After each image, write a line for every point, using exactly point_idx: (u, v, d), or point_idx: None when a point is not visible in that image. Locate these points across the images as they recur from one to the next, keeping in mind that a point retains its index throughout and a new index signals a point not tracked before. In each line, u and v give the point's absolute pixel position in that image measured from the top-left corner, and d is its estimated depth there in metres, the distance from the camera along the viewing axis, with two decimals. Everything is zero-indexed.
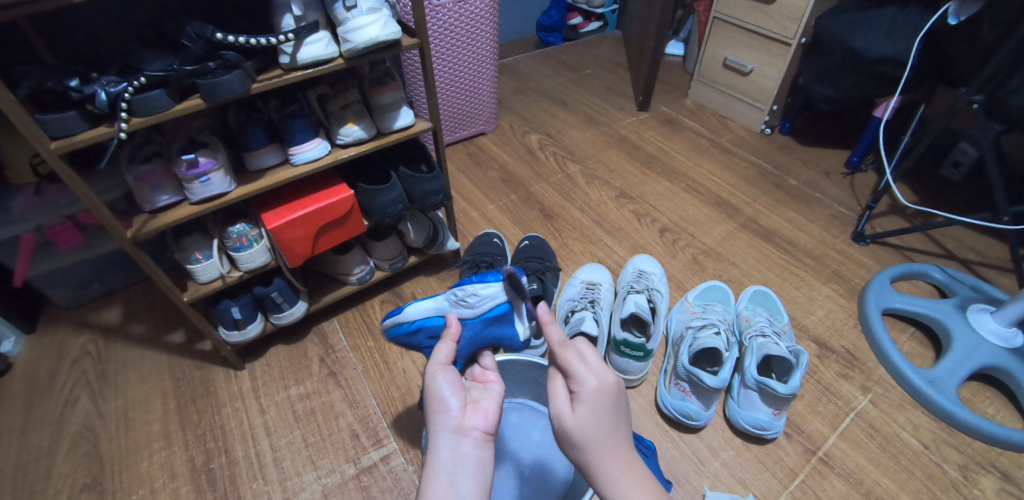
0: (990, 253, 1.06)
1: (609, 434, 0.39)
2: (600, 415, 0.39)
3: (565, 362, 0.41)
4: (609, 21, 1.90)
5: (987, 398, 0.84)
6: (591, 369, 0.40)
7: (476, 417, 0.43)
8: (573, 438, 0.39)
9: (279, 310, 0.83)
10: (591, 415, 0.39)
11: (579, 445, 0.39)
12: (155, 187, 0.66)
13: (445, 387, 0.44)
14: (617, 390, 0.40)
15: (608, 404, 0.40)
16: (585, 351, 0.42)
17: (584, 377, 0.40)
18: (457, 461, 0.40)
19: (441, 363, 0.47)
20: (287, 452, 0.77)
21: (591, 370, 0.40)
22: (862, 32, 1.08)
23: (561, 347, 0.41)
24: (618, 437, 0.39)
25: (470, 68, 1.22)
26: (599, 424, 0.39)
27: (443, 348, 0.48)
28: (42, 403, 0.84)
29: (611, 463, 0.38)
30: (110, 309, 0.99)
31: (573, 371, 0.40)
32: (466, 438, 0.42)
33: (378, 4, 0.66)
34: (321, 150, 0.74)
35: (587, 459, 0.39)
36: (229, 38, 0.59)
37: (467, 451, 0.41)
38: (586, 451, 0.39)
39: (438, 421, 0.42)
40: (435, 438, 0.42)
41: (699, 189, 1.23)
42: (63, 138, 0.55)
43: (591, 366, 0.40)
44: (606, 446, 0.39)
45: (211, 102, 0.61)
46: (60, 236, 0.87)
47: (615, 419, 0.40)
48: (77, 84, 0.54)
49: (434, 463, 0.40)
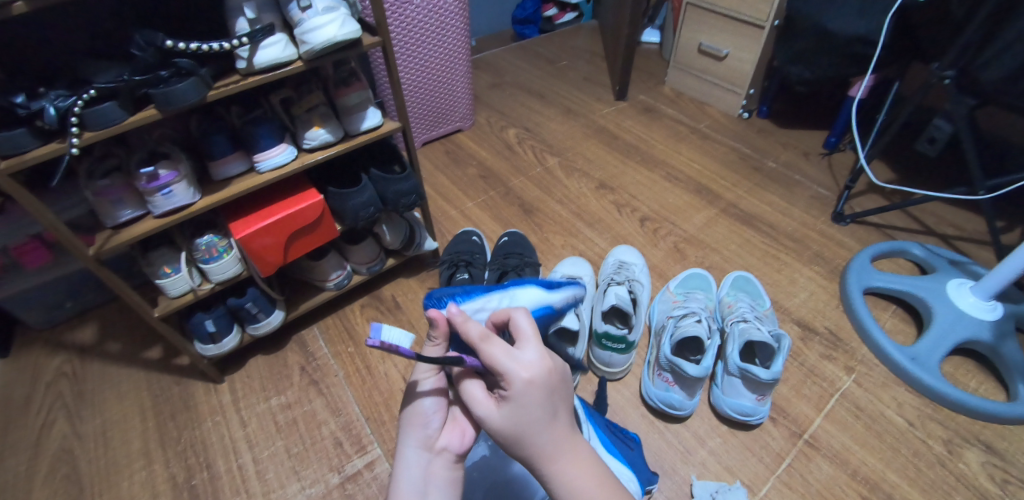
0: (968, 227, 1.06)
1: (543, 419, 0.39)
2: (531, 408, 0.39)
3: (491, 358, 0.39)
4: (584, 11, 1.89)
5: (969, 372, 0.84)
6: (519, 360, 0.39)
7: (451, 439, 0.49)
8: (507, 435, 0.39)
9: (255, 320, 0.81)
10: (524, 405, 0.39)
11: (516, 442, 0.39)
12: (116, 202, 0.64)
13: (434, 399, 0.49)
14: (547, 371, 0.40)
15: (539, 393, 0.39)
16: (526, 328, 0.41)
17: (514, 370, 0.39)
18: (428, 478, 0.45)
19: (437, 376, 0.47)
20: (269, 464, 0.76)
21: (519, 362, 0.39)
22: (834, 12, 1.07)
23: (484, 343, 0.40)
24: (552, 419, 0.40)
25: (442, 65, 1.20)
26: (531, 417, 0.39)
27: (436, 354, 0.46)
28: (18, 428, 0.82)
29: (554, 445, 0.40)
30: (85, 328, 0.97)
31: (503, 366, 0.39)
32: (438, 459, 0.47)
33: (335, 3, 0.64)
34: (287, 155, 0.73)
35: (528, 450, 0.39)
36: (180, 45, 0.57)
37: (437, 471, 0.46)
38: (533, 442, 0.39)
39: (415, 436, 0.47)
40: (408, 451, 0.47)
41: (679, 176, 1.23)
42: (13, 157, 0.54)
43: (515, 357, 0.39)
44: (543, 432, 0.39)
45: (166, 112, 0.59)
46: (26, 256, 0.84)
47: (551, 402, 0.40)
48: (22, 100, 0.52)
49: (405, 480, 0.45)
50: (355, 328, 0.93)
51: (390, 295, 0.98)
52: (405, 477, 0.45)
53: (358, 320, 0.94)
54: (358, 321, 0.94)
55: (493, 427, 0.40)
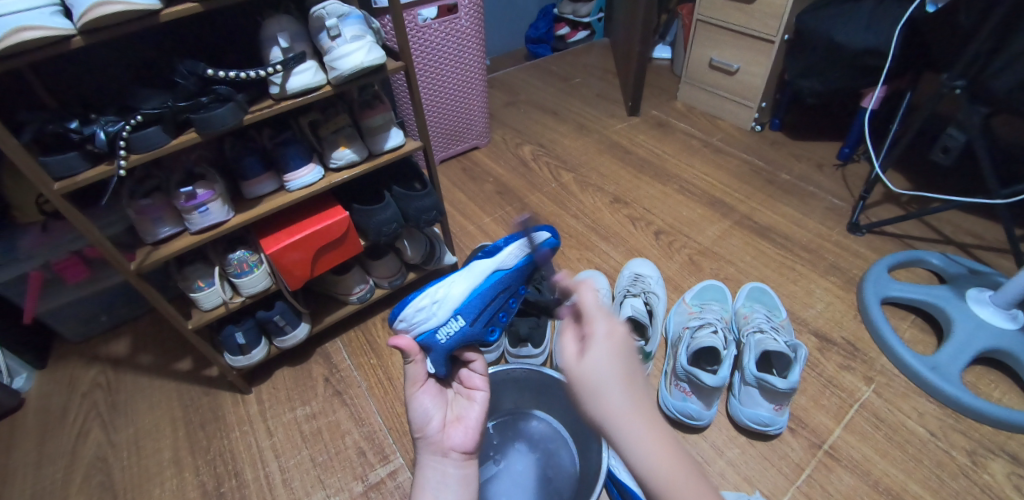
0: (987, 235, 1.06)
1: (620, 379, 0.39)
2: (610, 357, 0.40)
3: (583, 304, 0.45)
4: (595, 30, 1.93)
5: (992, 382, 0.83)
6: (602, 318, 0.43)
7: (452, 439, 0.53)
8: (586, 383, 0.39)
9: (282, 333, 0.84)
10: (603, 355, 0.40)
11: (592, 392, 0.39)
12: (156, 220, 0.68)
13: (429, 409, 0.54)
14: (624, 335, 0.42)
15: (615, 348, 0.41)
16: (593, 300, 0.45)
17: (598, 321, 0.43)
18: (442, 478, 0.51)
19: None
20: (295, 473, 0.78)
21: (605, 318, 0.43)
22: (842, 26, 1.10)
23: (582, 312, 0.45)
24: (627, 380, 0.39)
25: (459, 85, 1.24)
26: (608, 367, 0.40)
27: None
28: (56, 436, 0.86)
29: (625, 402, 0.38)
30: (118, 341, 1.01)
31: (588, 310, 0.44)
32: (448, 459, 0.52)
33: (362, 31, 0.68)
34: (315, 174, 0.76)
35: (601, 407, 0.38)
36: (220, 74, 0.61)
37: (449, 470, 0.52)
38: (602, 393, 0.38)
39: (424, 442, 0.53)
40: (421, 458, 0.52)
41: (692, 190, 1.24)
42: (67, 179, 0.57)
43: (600, 313, 0.44)
44: (618, 393, 0.38)
45: (205, 135, 0.63)
46: (67, 271, 0.89)
47: (625, 365, 0.40)
48: (77, 126, 0.57)
49: (424, 483, 0.51)
50: (376, 340, 0.96)
51: None
52: (424, 480, 0.51)
53: (380, 332, 0.97)
54: (379, 333, 0.97)
55: (573, 375, 0.40)
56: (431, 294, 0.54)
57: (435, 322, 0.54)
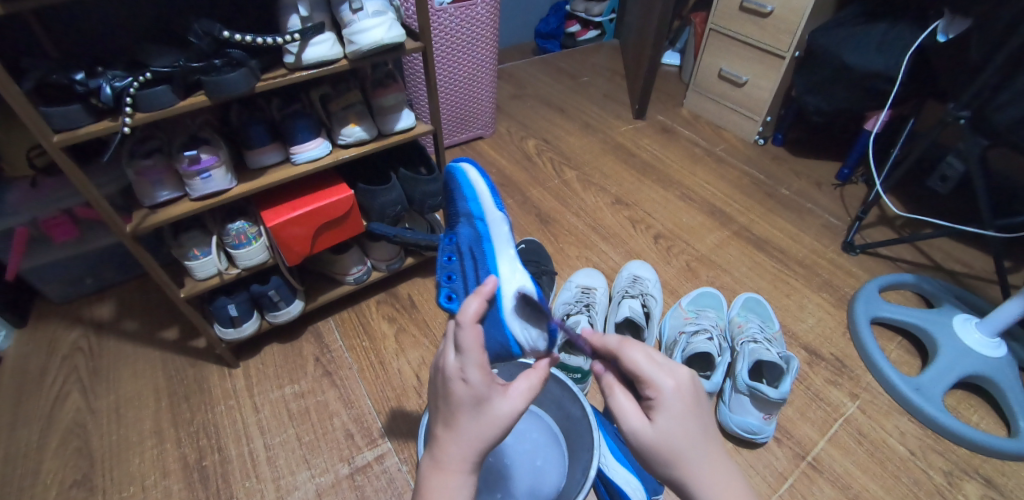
0: (976, 264, 1.08)
1: (693, 440, 0.37)
2: (684, 417, 0.37)
3: (634, 363, 0.39)
4: (606, 30, 1.93)
5: (972, 406, 0.86)
6: (659, 375, 0.38)
7: None
8: (662, 451, 0.37)
9: (276, 309, 0.83)
10: (674, 418, 0.37)
11: (670, 460, 0.37)
12: (156, 183, 0.66)
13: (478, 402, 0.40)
14: (692, 382, 0.39)
15: (687, 404, 0.37)
16: (644, 354, 0.39)
17: (659, 377, 0.38)
18: None
19: (509, 396, 0.40)
20: (281, 451, 0.77)
21: (664, 370, 0.38)
22: (854, 47, 1.11)
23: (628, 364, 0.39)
24: (706, 438, 0.37)
25: (469, 73, 1.23)
26: (686, 431, 0.37)
27: (481, 377, 0.39)
28: (33, 398, 0.84)
29: (703, 465, 0.36)
30: (103, 304, 0.99)
31: (645, 373, 0.38)
32: None
33: (384, 7, 0.67)
34: (322, 149, 0.75)
35: (684, 474, 0.36)
36: (236, 37, 0.60)
37: None
38: (679, 461, 0.36)
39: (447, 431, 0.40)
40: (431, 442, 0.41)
41: (692, 197, 1.25)
42: (67, 131, 0.55)
43: (660, 365, 0.39)
44: (703, 457, 0.36)
45: (215, 99, 0.61)
46: (55, 230, 0.86)
47: (704, 423, 0.37)
48: (82, 77, 0.54)
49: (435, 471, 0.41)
50: (370, 322, 0.95)
51: (406, 293, 1.00)
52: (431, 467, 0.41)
53: (373, 315, 0.96)
54: (373, 316, 0.96)
55: (647, 444, 0.37)
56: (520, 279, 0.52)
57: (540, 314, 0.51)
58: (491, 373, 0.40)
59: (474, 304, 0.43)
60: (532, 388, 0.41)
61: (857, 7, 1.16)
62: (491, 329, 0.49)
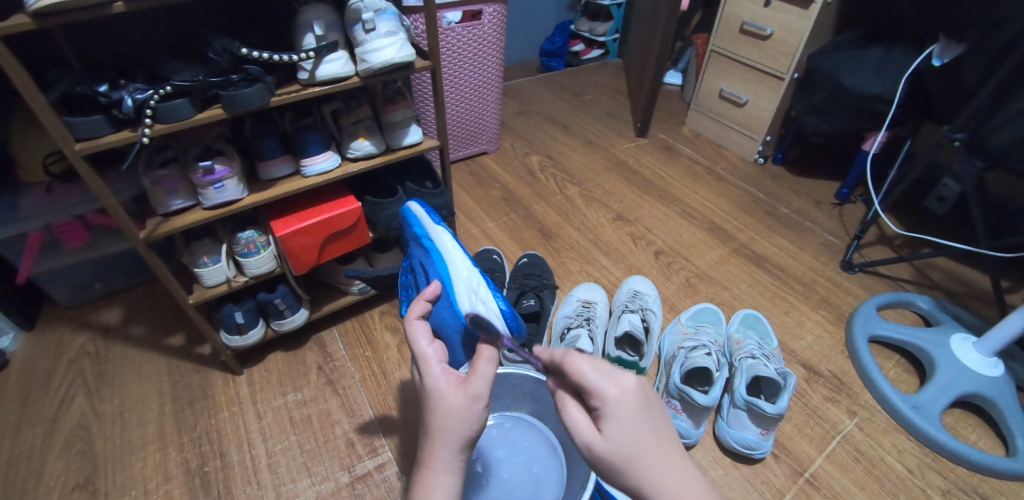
0: (974, 284, 1.09)
1: (647, 441, 0.36)
2: (629, 423, 0.36)
3: (577, 373, 0.39)
4: (610, 49, 1.97)
5: (970, 425, 0.86)
6: (605, 382, 0.38)
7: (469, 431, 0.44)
8: (612, 461, 0.36)
9: (281, 317, 0.84)
10: (621, 423, 0.36)
11: (621, 469, 0.36)
12: (170, 191, 0.68)
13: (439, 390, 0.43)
14: (639, 387, 0.38)
15: (632, 406, 0.37)
16: (588, 363, 0.39)
17: (603, 387, 0.38)
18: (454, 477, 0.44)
19: (465, 382, 0.42)
20: (282, 458, 0.77)
21: (609, 378, 0.38)
22: (851, 70, 1.14)
23: (572, 372, 0.39)
24: (659, 440, 0.36)
25: (475, 89, 1.26)
26: (633, 437, 0.36)
27: (433, 371, 0.43)
28: (38, 400, 0.85)
29: (657, 466, 0.35)
30: (111, 310, 1.00)
31: (589, 382, 0.38)
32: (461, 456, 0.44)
33: (396, 27, 0.70)
34: (331, 162, 0.77)
35: (638, 479, 0.35)
36: (253, 53, 0.62)
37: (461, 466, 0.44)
38: (631, 468, 0.36)
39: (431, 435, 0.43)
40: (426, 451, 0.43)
41: (693, 214, 1.27)
42: (89, 140, 0.58)
43: (603, 374, 0.38)
44: (655, 461, 0.35)
45: (231, 113, 0.63)
46: (68, 235, 0.88)
47: (654, 423, 0.37)
48: (105, 90, 0.56)
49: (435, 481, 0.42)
50: (373, 332, 0.96)
51: None
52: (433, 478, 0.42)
53: (376, 325, 0.97)
54: (376, 327, 0.97)
55: (598, 454, 0.37)
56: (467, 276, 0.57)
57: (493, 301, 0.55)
58: (445, 371, 0.43)
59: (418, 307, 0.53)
60: (487, 374, 0.42)
61: (853, 32, 1.20)
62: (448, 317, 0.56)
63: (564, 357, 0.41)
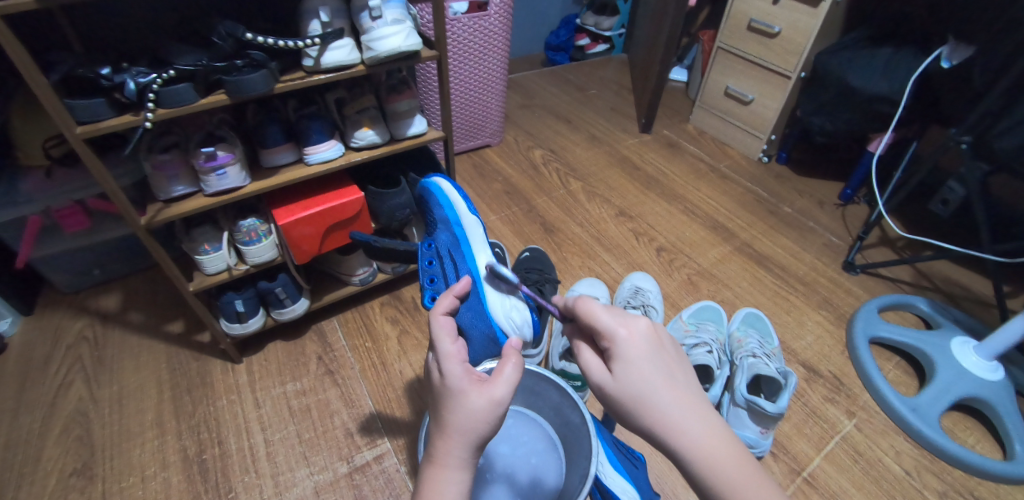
0: (975, 288, 1.09)
1: (660, 381, 0.37)
2: (641, 362, 0.38)
3: (590, 315, 0.41)
4: (615, 44, 1.96)
5: (967, 428, 0.86)
6: (619, 324, 0.40)
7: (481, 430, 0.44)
8: (621, 397, 0.38)
9: (281, 306, 0.83)
10: (634, 362, 0.38)
11: (634, 407, 0.37)
12: (172, 177, 0.68)
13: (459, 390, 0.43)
14: (650, 329, 0.40)
15: (643, 344, 0.39)
16: (600, 306, 0.41)
17: (615, 328, 0.39)
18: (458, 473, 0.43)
19: (489, 384, 0.41)
20: (281, 447, 0.77)
21: (620, 320, 0.40)
22: (858, 70, 1.13)
23: (587, 315, 0.41)
24: (669, 378, 0.38)
25: (480, 81, 1.25)
26: (645, 375, 0.37)
27: (455, 370, 0.42)
28: (36, 385, 0.84)
29: (670, 405, 0.36)
30: (110, 296, 1.00)
31: (601, 323, 0.40)
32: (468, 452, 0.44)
33: (402, 15, 0.69)
34: (335, 151, 0.76)
35: (649, 418, 0.37)
36: (258, 38, 0.61)
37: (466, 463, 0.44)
38: (642, 405, 0.37)
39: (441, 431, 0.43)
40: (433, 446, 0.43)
41: (696, 211, 1.26)
42: (90, 124, 0.57)
43: (614, 316, 0.40)
44: (666, 397, 0.37)
45: (235, 99, 0.63)
46: (68, 220, 0.88)
47: (665, 362, 0.38)
48: (108, 72, 0.56)
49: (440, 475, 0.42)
50: (373, 323, 0.96)
51: (410, 296, 1.01)
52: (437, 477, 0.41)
53: (377, 317, 0.97)
54: (377, 318, 0.97)
55: (611, 392, 0.38)
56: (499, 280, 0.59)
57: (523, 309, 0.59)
58: (467, 370, 0.42)
59: (446, 302, 0.51)
60: (512, 378, 0.42)
61: (861, 32, 1.19)
62: (475, 319, 0.57)
63: (578, 299, 0.43)
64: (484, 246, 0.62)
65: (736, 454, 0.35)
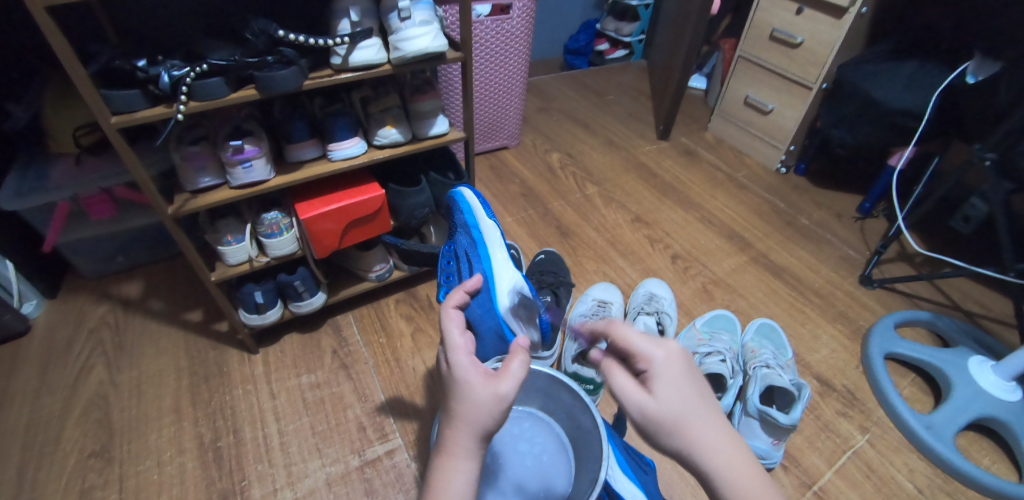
0: (995, 307, 1.08)
1: (696, 404, 0.37)
2: (677, 384, 0.38)
3: (624, 337, 0.41)
4: (635, 50, 1.96)
5: (983, 449, 0.85)
6: (654, 347, 0.39)
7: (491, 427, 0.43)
8: (662, 420, 0.37)
9: (299, 299, 0.85)
10: (670, 384, 0.38)
11: (670, 428, 0.36)
12: (199, 169, 0.69)
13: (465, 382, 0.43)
14: (685, 355, 0.40)
15: (681, 371, 0.38)
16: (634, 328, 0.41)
17: (651, 351, 0.39)
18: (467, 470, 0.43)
19: (495, 378, 0.42)
20: (294, 438, 0.78)
21: (655, 343, 0.40)
22: (882, 83, 1.12)
23: (620, 337, 0.41)
24: (708, 406, 0.37)
25: (500, 83, 1.26)
26: (681, 397, 0.37)
27: (461, 361, 0.43)
28: (59, 367, 0.87)
29: (705, 428, 0.36)
30: (131, 283, 1.02)
31: (637, 346, 0.40)
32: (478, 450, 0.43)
33: (430, 17, 0.70)
34: (358, 148, 0.78)
35: (685, 440, 0.36)
36: (289, 36, 0.63)
37: None
38: (678, 427, 0.36)
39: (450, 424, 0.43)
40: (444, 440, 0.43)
41: (712, 220, 1.26)
42: (125, 114, 0.58)
43: (653, 340, 0.40)
44: (705, 430, 0.36)
45: (265, 94, 0.64)
46: (94, 207, 0.90)
47: (700, 388, 0.38)
48: (144, 65, 0.57)
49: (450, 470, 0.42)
50: (388, 320, 0.97)
51: (424, 294, 1.02)
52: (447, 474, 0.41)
53: (392, 313, 0.98)
54: (392, 314, 0.98)
55: (646, 415, 0.37)
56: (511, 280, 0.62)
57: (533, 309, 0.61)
58: (474, 363, 0.43)
59: (456, 297, 0.53)
60: (518, 373, 0.42)
61: (885, 45, 1.17)
62: (484, 313, 0.59)
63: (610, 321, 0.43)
64: (500, 244, 0.66)
65: (778, 496, 0.34)
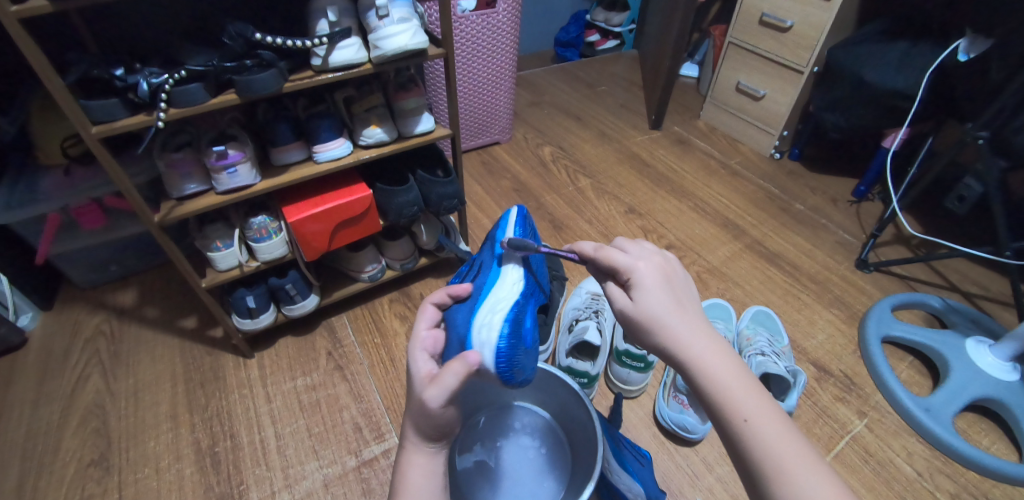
0: (992, 287, 1.07)
1: (673, 307, 0.42)
2: (654, 289, 0.42)
3: (609, 257, 0.46)
4: (626, 40, 1.94)
5: (982, 430, 0.85)
6: (634, 260, 0.45)
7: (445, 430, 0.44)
8: (642, 319, 0.42)
9: (292, 302, 0.85)
10: (648, 290, 0.43)
11: (649, 326, 0.42)
12: (184, 175, 0.69)
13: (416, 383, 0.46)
14: (663, 266, 0.45)
15: (660, 280, 0.43)
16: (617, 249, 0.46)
17: (631, 265, 0.44)
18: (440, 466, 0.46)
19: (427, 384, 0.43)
20: (290, 441, 0.79)
21: (635, 258, 0.45)
22: (873, 65, 1.11)
23: (604, 255, 0.47)
24: (684, 309, 0.42)
25: (489, 78, 1.25)
26: (658, 301, 0.42)
27: (416, 362, 0.47)
28: (55, 378, 0.87)
29: (680, 323, 0.41)
30: (126, 291, 1.02)
31: (619, 262, 0.45)
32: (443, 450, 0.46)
33: (409, 14, 0.69)
34: (344, 149, 0.77)
35: (663, 335, 0.41)
36: (267, 38, 0.62)
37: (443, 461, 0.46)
38: (657, 324, 0.41)
39: None
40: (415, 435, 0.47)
41: (706, 209, 1.25)
42: (105, 123, 0.58)
43: (633, 256, 0.45)
44: (681, 322, 0.41)
45: (245, 98, 0.63)
46: (85, 217, 0.90)
47: (674, 293, 0.43)
48: (121, 73, 0.57)
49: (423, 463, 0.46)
50: (382, 320, 0.96)
51: (418, 293, 1.02)
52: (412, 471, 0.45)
53: (386, 313, 0.98)
54: (386, 315, 0.97)
55: (630, 315, 0.43)
56: (501, 299, 0.58)
57: (496, 325, 0.53)
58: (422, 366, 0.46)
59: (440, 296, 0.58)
60: (446, 383, 0.42)
61: (876, 25, 1.16)
62: (459, 316, 0.57)
63: (596, 244, 0.48)
64: (514, 274, 0.62)
65: (747, 381, 0.38)
